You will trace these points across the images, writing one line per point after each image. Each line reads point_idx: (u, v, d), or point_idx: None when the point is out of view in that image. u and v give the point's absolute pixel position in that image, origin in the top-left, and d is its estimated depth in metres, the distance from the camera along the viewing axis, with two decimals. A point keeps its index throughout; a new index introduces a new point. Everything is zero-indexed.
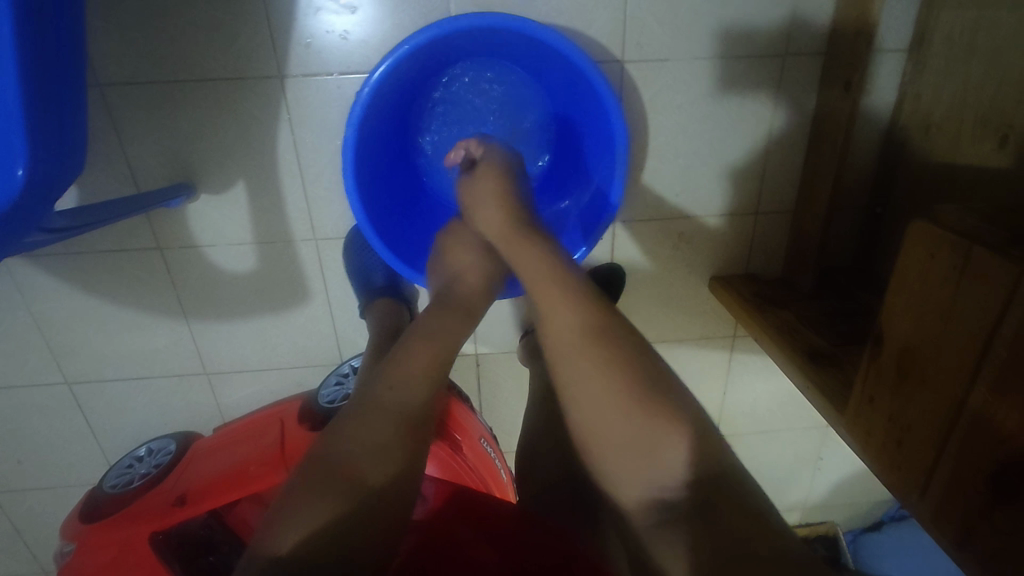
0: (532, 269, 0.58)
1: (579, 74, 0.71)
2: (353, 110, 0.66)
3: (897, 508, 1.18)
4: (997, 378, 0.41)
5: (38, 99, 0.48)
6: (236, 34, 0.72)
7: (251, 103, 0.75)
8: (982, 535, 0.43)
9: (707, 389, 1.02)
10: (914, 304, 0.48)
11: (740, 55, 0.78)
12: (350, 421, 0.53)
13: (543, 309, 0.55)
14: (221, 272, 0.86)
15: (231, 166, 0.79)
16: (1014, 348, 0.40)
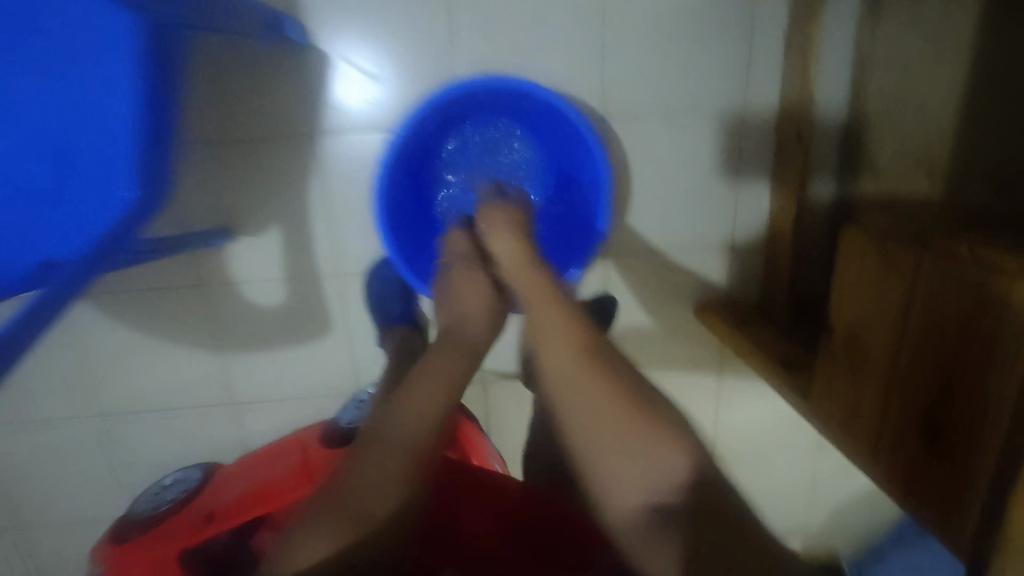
0: (544, 311, 0.64)
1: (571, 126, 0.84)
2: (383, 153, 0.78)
3: None
4: (915, 342, 0.50)
5: (153, 129, 0.54)
6: (276, 102, 0.86)
7: (288, 158, 0.88)
8: (922, 482, 0.50)
9: (700, 412, 1.08)
10: (850, 293, 0.57)
11: (705, 111, 0.91)
12: (380, 427, 0.59)
13: (543, 332, 0.62)
14: (252, 307, 0.96)
15: (267, 212, 0.90)
16: (924, 316, 0.49)
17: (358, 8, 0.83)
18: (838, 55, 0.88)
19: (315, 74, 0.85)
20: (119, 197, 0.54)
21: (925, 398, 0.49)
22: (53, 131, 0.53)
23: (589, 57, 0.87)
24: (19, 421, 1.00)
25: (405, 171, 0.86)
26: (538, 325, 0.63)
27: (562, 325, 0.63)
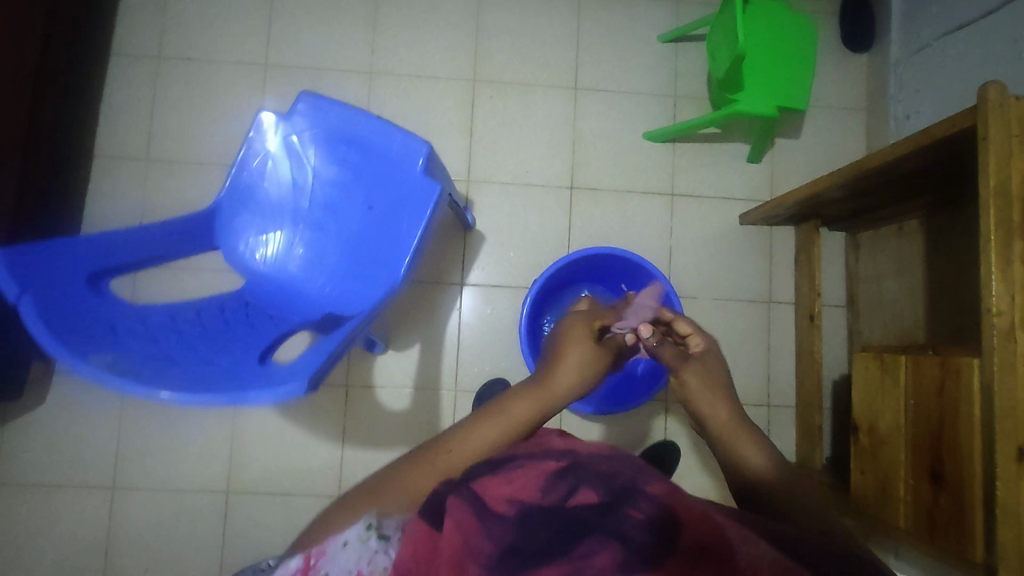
0: (720, 412, 0.73)
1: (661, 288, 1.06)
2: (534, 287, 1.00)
3: None
4: (913, 416, 0.73)
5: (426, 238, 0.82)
6: (440, 257, 1.22)
7: (439, 297, 1.21)
8: (940, 525, 0.67)
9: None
10: (864, 393, 0.81)
11: (741, 300, 1.25)
12: (450, 442, 0.64)
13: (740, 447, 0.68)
14: (381, 408, 1.19)
15: (414, 333, 1.20)
16: (915, 396, 0.73)
17: (505, 207, 1.24)
18: (834, 273, 1.24)
19: (471, 243, 1.23)
20: (396, 276, 0.79)
21: (928, 466, 0.70)
22: (363, 243, 0.84)
23: (657, 254, 1.25)
24: (156, 488, 1.16)
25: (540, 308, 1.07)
26: (728, 442, 0.69)
27: (735, 429, 0.70)
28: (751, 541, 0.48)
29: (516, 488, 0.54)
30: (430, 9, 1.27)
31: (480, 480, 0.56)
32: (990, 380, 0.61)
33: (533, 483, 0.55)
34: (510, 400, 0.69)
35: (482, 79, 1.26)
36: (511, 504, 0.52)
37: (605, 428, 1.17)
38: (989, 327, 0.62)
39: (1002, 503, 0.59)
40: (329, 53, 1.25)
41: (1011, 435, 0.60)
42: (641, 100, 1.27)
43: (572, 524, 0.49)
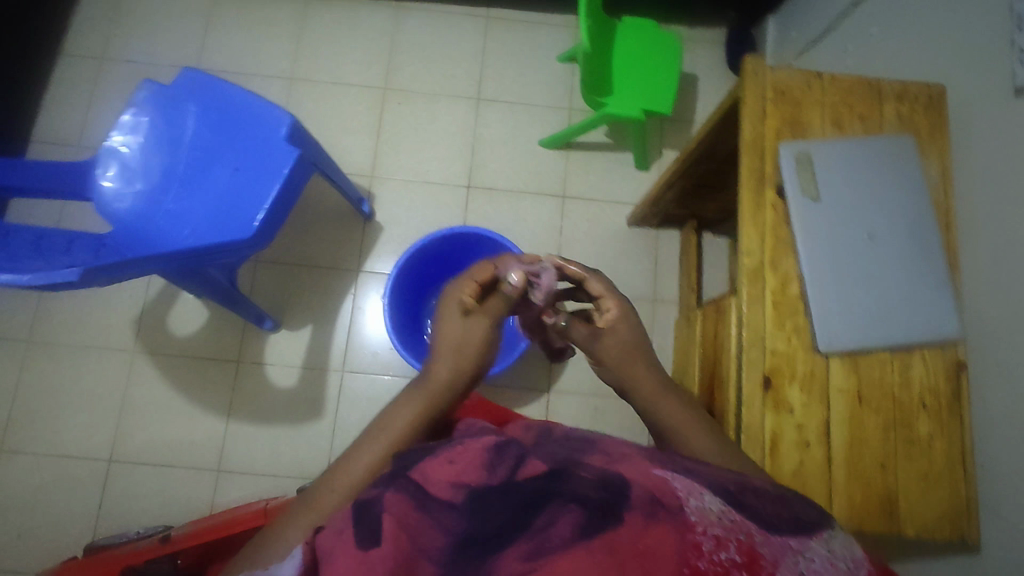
0: (668, 408, 0.67)
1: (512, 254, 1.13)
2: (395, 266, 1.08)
3: None
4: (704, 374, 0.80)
5: (286, 196, 0.90)
6: (340, 244, 1.29)
7: (336, 281, 1.27)
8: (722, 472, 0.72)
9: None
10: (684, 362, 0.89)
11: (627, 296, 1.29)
12: (341, 464, 0.60)
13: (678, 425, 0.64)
14: (269, 385, 1.22)
15: (308, 315, 1.25)
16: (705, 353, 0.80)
17: (405, 202, 1.33)
18: (718, 275, 1.29)
19: (372, 233, 1.30)
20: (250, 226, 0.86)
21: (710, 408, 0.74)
22: (226, 199, 0.90)
23: (548, 250, 1.31)
24: (42, 452, 1.19)
25: (413, 279, 1.15)
26: (660, 415, 0.67)
27: (681, 414, 0.65)
28: (701, 493, 0.46)
29: (460, 469, 0.49)
30: (350, 26, 1.40)
31: (418, 470, 0.50)
32: (741, 311, 0.67)
33: (477, 460, 0.50)
34: (393, 409, 0.67)
35: (392, 87, 1.38)
36: (458, 490, 0.47)
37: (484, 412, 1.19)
38: (740, 265, 0.68)
39: (744, 424, 0.64)
40: (255, 59, 1.38)
41: (755, 362, 0.65)
42: (538, 111, 1.37)
43: (527, 499, 0.45)
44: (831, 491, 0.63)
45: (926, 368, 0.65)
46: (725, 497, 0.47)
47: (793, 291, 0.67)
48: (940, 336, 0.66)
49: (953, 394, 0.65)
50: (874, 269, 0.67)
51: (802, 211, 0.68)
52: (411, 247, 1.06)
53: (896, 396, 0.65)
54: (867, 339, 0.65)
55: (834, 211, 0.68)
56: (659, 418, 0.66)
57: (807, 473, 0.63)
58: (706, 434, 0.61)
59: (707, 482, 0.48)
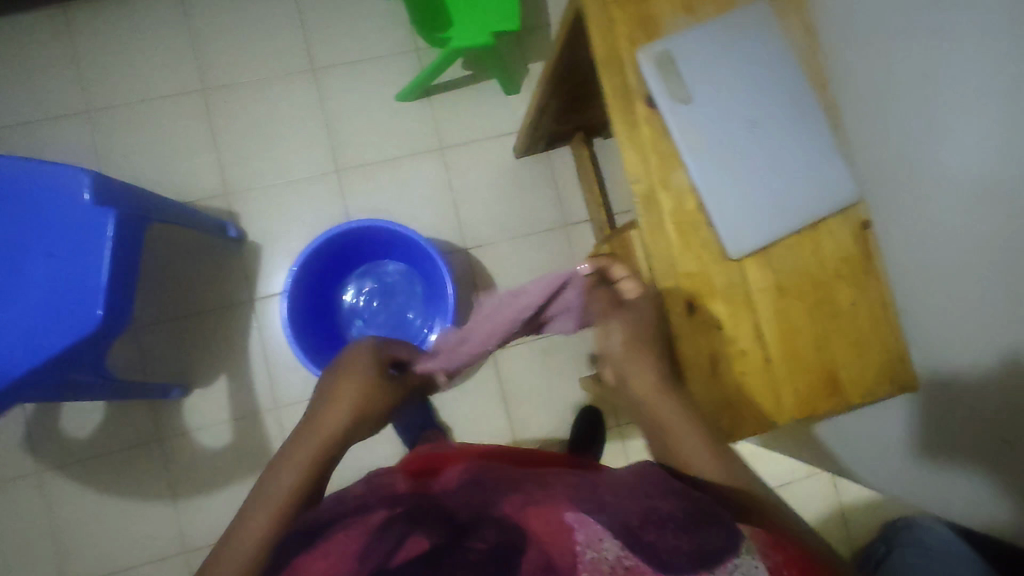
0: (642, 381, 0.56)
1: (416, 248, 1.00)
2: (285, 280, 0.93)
3: None
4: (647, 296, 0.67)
5: (115, 268, 0.77)
6: (222, 278, 1.15)
7: (232, 319, 1.14)
8: None
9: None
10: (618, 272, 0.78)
11: (539, 231, 1.24)
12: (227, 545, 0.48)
13: (666, 420, 0.52)
14: (204, 451, 1.12)
15: (216, 365, 1.13)
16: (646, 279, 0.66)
17: (274, 208, 1.18)
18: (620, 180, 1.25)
19: (251, 254, 1.16)
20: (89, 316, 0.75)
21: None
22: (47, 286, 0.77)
23: (446, 210, 1.22)
24: None
25: (310, 288, 1.00)
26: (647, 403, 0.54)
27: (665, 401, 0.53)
28: (598, 538, 0.41)
29: (332, 564, 0.42)
30: (132, 26, 1.17)
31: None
32: (645, 243, 0.63)
33: (350, 553, 0.42)
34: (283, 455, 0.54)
35: (211, 86, 1.18)
36: None
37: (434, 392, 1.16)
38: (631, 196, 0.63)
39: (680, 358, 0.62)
40: (33, 101, 1.14)
41: (673, 292, 0.62)
42: (382, 63, 1.22)
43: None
44: (776, 392, 0.62)
45: (835, 240, 0.64)
46: (622, 534, 0.41)
47: (691, 206, 0.63)
48: (841, 203, 0.64)
49: (862, 252, 0.64)
50: (764, 156, 0.63)
51: (679, 118, 0.62)
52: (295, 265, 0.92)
53: (813, 277, 0.64)
54: (774, 231, 0.63)
55: (709, 107, 0.63)
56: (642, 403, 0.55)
57: (750, 383, 0.62)
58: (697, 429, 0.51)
59: (606, 520, 0.42)
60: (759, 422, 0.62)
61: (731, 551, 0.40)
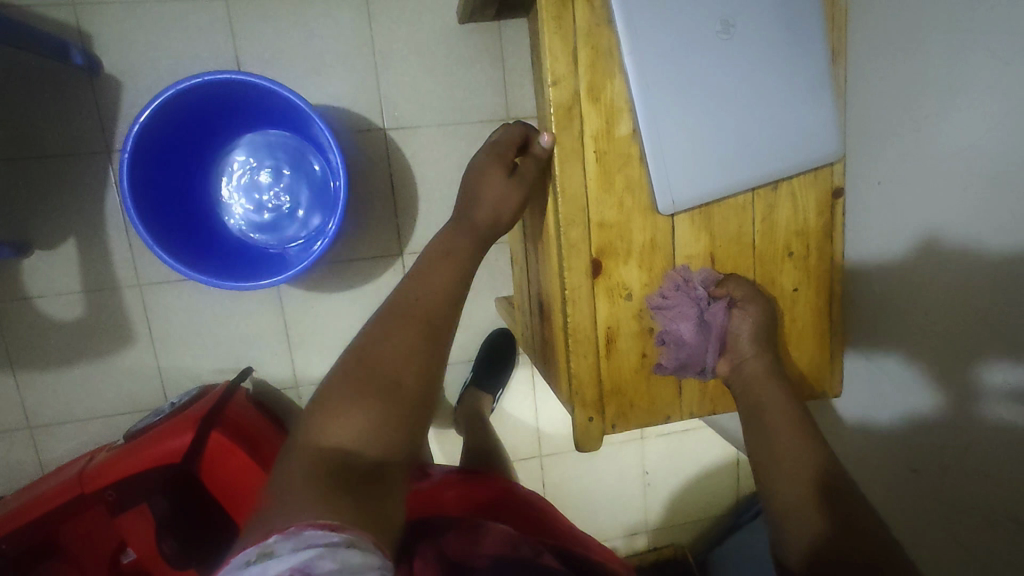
0: (759, 385, 0.53)
1: (307, 114, 0.83)
2: (133, 128, 0.74)
3: (737, 518, 1.20)
4: (650, 275, 0.56)
5: None
6: (70, 119, 0.92)
7: (82, 172, 0.93)
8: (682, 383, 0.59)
9: (520, 411, 1.10)
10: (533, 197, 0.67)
11: (474, 120, 1.02)
12: (314, 436, 0.45)
13: (773, 419, 0.51)
14: (49, 321, 0.96)
15: (63, 226, 0.94)
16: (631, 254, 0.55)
17: (138, 37, 0.92)
18: None
19: (108, 94, 0.92)
20: None
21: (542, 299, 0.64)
22: None
23: (363, 76, 0.98)
24: None
25: (171, 147, 0.82)
26: (754, 396, 0.53)
27: (780, 405, 0.52)
28: None
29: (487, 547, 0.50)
30: None
31: (444, 543, 0.50)
32: (555, 175, 0.52)
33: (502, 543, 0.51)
34: (385, 327, 0.52)
35: None
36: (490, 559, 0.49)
37: (328, 289, 1.02)
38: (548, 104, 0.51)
39: (573, 326, 0.54)
40: None
41: (579, 243, 0.53)
42: None
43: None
44: (680, 382, 0.58)
45: (795, 205, 0.56)
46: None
47: (622, 131, 0.52)
48: (812, 161, 0.54)
49: (819, 224, 0.56)
50: (731, 89, 0.51)
51: (631, 16, 0.49)
52: (143, 118, 0.73)
53: (757, 249, 0.56)
54: (721, 186, 0.53)
55: (671, 10, 0.50)
56: (753, 397, 0.53)
57: (648, 367, 0.58)
58: (790, 431, 0.50)
59: None
60: (652, 411, 0.58)
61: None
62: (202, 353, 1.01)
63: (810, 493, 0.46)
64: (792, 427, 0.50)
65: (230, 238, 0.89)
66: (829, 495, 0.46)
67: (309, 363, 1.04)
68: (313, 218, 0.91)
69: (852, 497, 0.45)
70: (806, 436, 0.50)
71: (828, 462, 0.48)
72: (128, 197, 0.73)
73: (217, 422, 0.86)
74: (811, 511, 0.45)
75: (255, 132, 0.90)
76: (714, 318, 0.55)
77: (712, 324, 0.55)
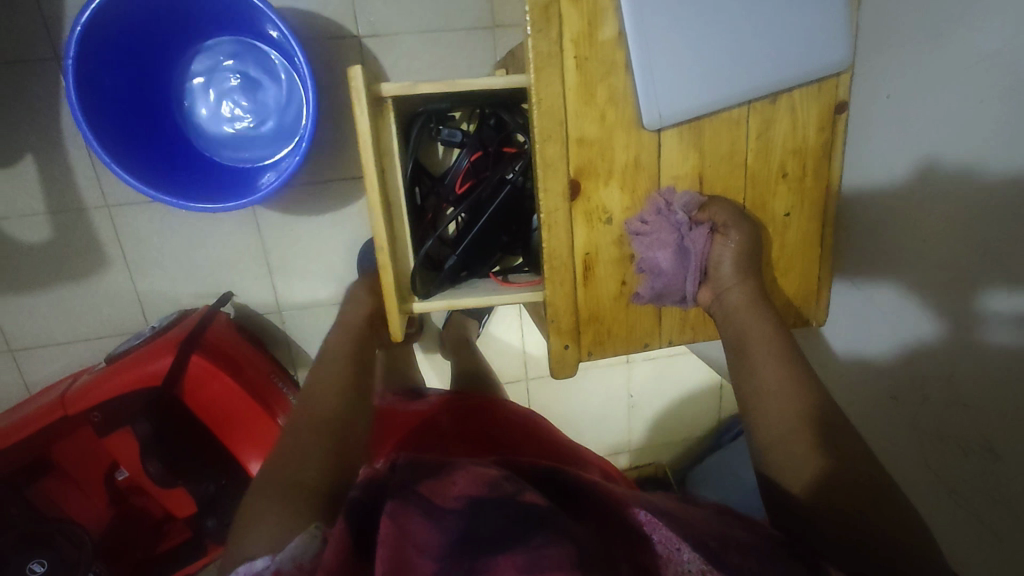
0: (742, 318, 0.52)
1: (266, 16, 0.75)
2: (74, 30, 0.68)
3: (718, 438, 1.24)
4: (626, 202, 0.53)
5: None
6: (10, 23, 0.83)
7: (32, 84, 0.86)
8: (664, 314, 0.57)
9: (507, 336, 1.10)
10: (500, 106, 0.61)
11: (456, 28, 0.94)
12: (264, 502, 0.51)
13: (751, 351, 0.51)
14: (18, 244, 0.93)
15: (19, 142, 0.88)
16: (609, 178, 0.51)
17: None
18: None
19: None
20: None
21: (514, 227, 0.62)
22: None
23: None
24: None
25: (121, 56, 0.76)
26: (735, 325, 0.53)
27: (762, 337, 0.51)
28: (677, 547, 0.40)
29: (462, 484, 0.46)
30: None
31: (420, 485, 0.46)
32: (531, 84, 0.48)
33: (481, 477, 0.47)
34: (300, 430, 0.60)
35: None
36: (459, 500, 0.44)
37: (305, 210, 0.98)
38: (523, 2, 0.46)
39: (549, 252, 0.52)
40: None
41: (555, 163, 0.50)
42: None
43: (527, 518, 0.42)
44: (661, 310, 0.57)
45: (794, 121, 0.51)
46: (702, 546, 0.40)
47: (606, 35, 0.48)
48: (816, 73, 0.49)
49: (822, 143, 0.52)
50: None
51: None
52: (84, 19, 0.68)
53: (749, 169, 0.52)
54: (714, 99, 0.48)
55: None
56: (737, 329, 0.52)
57: (628, 297, 0.56)
58: (774, 364, 0.50)
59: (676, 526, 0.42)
60: (630, 340, 0.57)
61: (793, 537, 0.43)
62: (180, 276, 0.99)
63: (790, 423, 0.48)
64: (778, 355, 0.50)
65: (196, 157, 0.84)
66: (806, 427, 0.47)
67: (290, 288, 1.02)
68: (285, 135, 0.85)
69: (825, 432, 0.46)
70: (786, 368, 0.50)
71: (806, 390, 0.49)
72: (78, 114, 0.69)
73: (196, 346, 0.85)
74: (780, 430, 0.48)
75: (213, 39, 0.82)
76: (695, 246, 0.52)
77: (691, 251, 0.52)
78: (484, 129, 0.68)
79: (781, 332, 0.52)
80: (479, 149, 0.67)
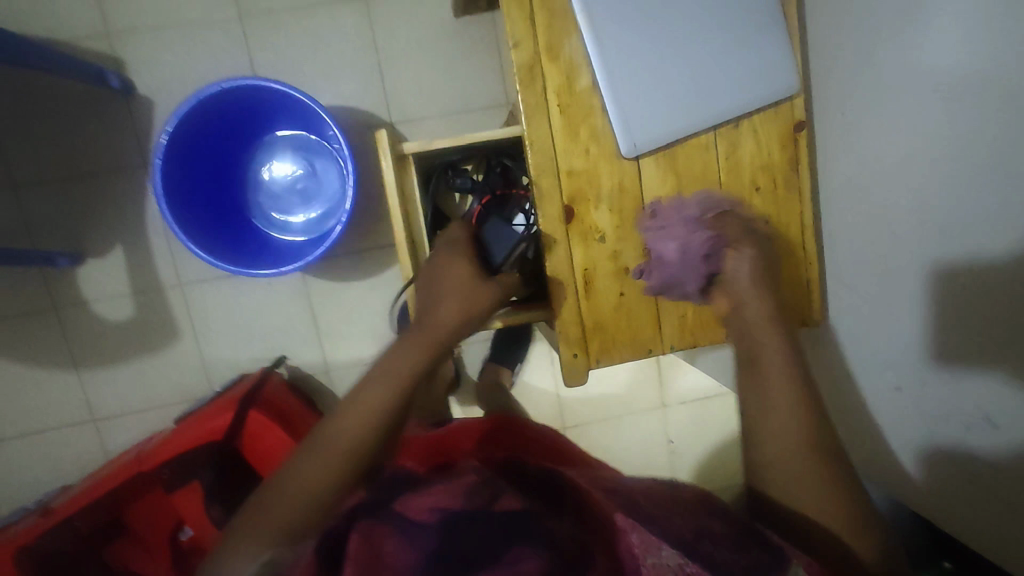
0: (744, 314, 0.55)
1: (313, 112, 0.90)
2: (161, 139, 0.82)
3: None
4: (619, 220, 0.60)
5: None
6: (110, 139, 1.01)
7: (124, 186, 1.03)
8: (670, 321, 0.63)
9: (540, 384, 1.14)
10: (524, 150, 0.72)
11: (476, 109, 1.07)
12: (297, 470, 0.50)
13: (757, 344, 0.53)
14: (104, 322, 1.06)
15: (110, 235, 1.04)
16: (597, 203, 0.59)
17: (165, 58, 1.00)
18: None
19: (142, 113, 1.02)
20: None
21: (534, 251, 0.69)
22: None
23: (366, 75, 1.04)
24: None
25: (196, 152, 0.90)
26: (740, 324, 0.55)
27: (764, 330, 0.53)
28: (657, 545, 0.39)
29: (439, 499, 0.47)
30: None
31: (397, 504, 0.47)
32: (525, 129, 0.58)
33: (456, 491, 0.48)
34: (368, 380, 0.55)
35: None
36: (433, 514, 0.45)
37: (349, 276, 1.09)
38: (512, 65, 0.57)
39: (552, 269, 0.60)
40: None
41: (553, 190, 0.59)
42: None
43: (503, 528, 0.43)
44: (661, 316, 0.62)
45: (757, 142, 0.59)
46: (679, 544, 0.39)
47: (583, 84, 0.57)
48: (767, 98, 0.58)
49: (786, 159, 0.60)
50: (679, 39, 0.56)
51: None
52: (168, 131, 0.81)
53: (723, 184, 0.60)
54: (679, 126, 0.57)
55: None
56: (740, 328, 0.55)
57: (629, 305, 0.62)
58: (780, 357, 0.51)
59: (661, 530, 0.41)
60: (635, 346, 0.63)
61: (784, 561, 0.38)
62: (240, 343, 1.09)
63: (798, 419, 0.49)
64: (782, 351, 0.52)
65: (255, 232, 0.97)
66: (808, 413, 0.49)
67: (337, 348, 1.11)
68: (330, 208, 0.98)
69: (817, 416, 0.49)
70: (789, 357, 0.51)
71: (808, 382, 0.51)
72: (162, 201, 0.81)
73: (255, 401, 0.93)
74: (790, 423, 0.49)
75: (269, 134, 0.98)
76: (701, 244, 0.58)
77: (694, 250, 0.58)
78: (491, 176, 0.78)
79: (783, 327, 0.53)
80: (487, 192, 0.77)
